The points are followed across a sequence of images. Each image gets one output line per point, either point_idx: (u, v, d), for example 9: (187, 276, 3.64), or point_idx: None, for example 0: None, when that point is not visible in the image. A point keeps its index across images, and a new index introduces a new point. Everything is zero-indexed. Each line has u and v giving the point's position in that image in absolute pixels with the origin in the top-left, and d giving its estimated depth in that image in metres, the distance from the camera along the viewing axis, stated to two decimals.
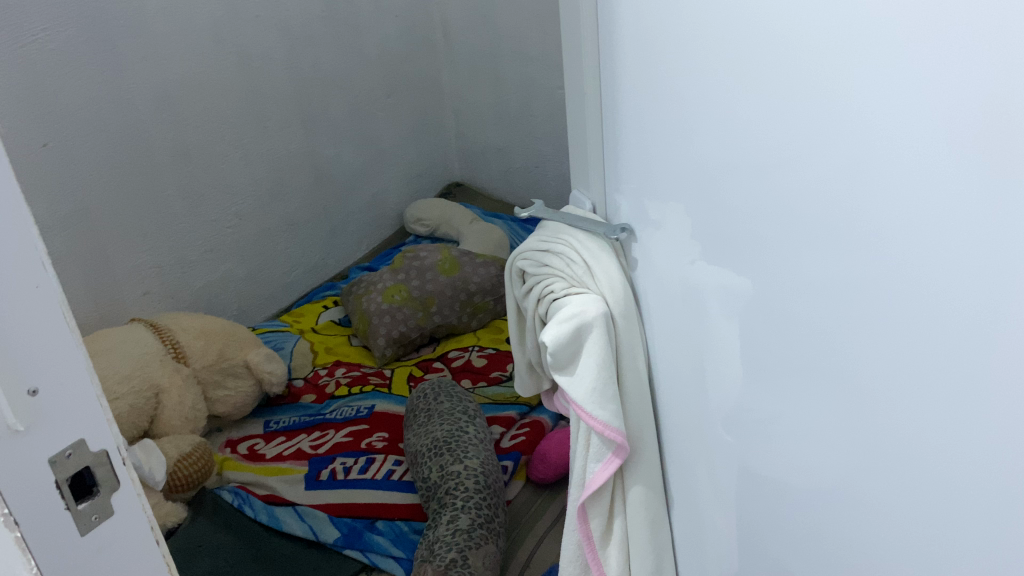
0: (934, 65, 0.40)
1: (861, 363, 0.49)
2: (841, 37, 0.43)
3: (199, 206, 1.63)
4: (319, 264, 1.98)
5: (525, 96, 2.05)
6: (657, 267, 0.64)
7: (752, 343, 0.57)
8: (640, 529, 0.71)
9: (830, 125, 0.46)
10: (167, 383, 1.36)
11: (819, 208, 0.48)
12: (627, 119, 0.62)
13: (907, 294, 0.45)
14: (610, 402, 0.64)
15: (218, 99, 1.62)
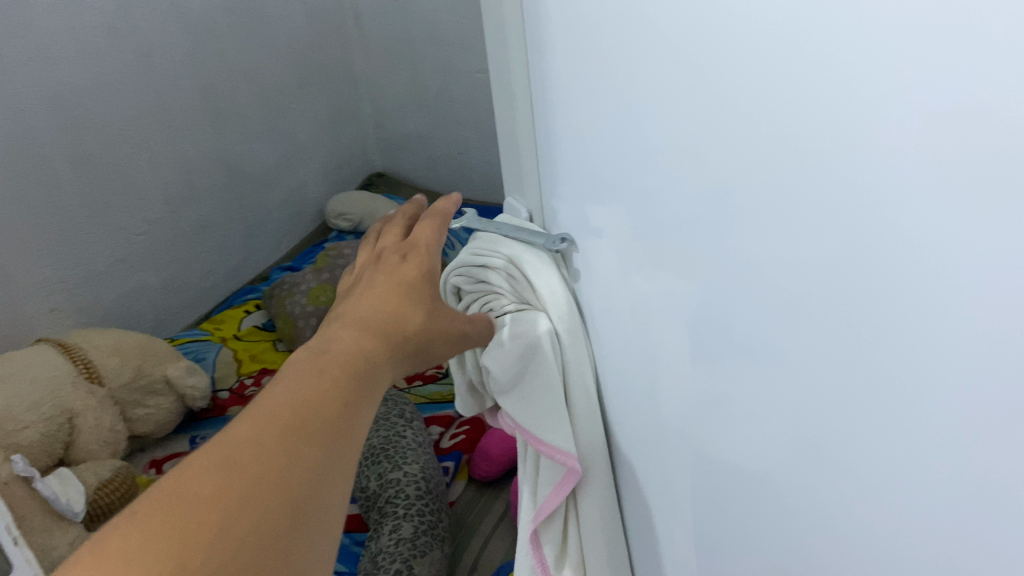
0: (912, 71, 0.33)
1: (819, 392, 0.45)
2: (795, 33, 0.37)
3: (104, 214, 1.54)
4: (239, 266, 1.90)
5: (443, 81, 2.00)
6: (597, 274, 0.60)
7: (704, 354, 0.53)
8: (596, 549, 0.68)
9: (789, 134, 0.39)
10: (83, 408, 1.27)
11: (775, 225, 0.42)
12: (556, 115, 0.58)
13: (873, 327, 0.40)
14: (561, 426, 0.62)
15: (117, 99, 1.52)
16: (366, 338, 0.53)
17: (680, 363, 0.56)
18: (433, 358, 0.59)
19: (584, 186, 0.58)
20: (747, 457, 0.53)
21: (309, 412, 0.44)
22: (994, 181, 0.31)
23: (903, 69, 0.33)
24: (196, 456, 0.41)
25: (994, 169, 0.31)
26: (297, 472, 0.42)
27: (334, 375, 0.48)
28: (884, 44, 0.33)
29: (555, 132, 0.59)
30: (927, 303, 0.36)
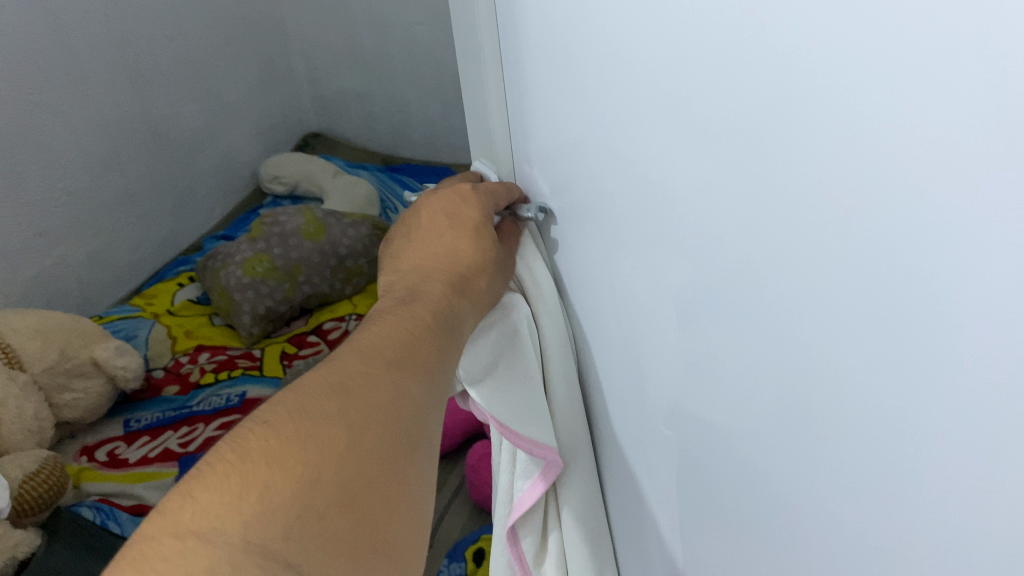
0: (906, 101, 0.27)
1: (816, 448, 0.39)
2: (775, 46, 0.32)
3: (17, 186, 1.42)
4: (170, 236, 1.81)
5: (379, 34, 1.90)
6: (587, 238, 0.54)
7: (677, 336, 0.47)
8: (575, 544, 0.65)
9: (779, 165, 0.34)
10: (3, 395, 1.18)
11: (764, 263, 0.37)
12: (534, 62, 0.51)
13: (871, 394, 0.34)
14: (537, 420, 0.58)
15: (24, 60, 1.40)
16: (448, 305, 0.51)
17: (663, 350, 0.50)
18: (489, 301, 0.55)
19: (569, 140, 0.51)
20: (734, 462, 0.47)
21: (405, 360, 0.45)
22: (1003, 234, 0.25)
23: (898, 100, 0.27)
24: (295, 397, 0.40)
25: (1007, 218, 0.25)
26: (388, 455, 0.41)
27: (425, 326, 0.48)
28: (878, 61, 0.27)
29: (537, 79, 0.52)
30: (915, 362, 0.31)
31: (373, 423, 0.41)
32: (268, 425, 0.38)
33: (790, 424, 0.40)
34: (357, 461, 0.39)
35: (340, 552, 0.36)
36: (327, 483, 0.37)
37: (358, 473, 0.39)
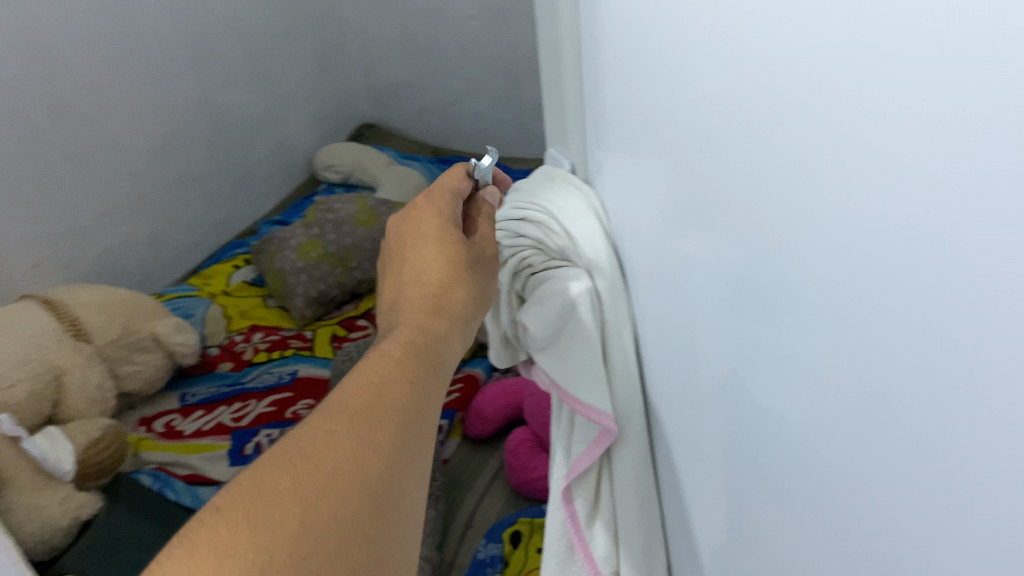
0: (982, 123, 0.29)
1: (871, 456, 0.40)
2: (847, 59, 0.33)
3: (86, 167, 1.49)
4: (227, 219, 1.87)
5: (433, 28, 1.95)
6: (639, 227, 0.56)
7: (712, 326, 0.51)
8: (631, 510, 0.63)
9: (855, 191, 0.36)
10: (69, 365, 1.25)
11: (838, 277, 0.38)
12: (600, 59, 0.55)
13: (938, 415, 0.35)
14: (597, 386, 0.58)
15: (96, 47, 1.47)
16: (431, 315, 0.53)
17: (699, 341, 0.53)
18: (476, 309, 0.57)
19: (620, 138, 0.55)
20: (759, 450, 0.51)
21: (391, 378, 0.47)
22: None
23: (974, 123, 0.29)
24: (290, 443, 0.42)
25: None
26: (375, 465, 0.43)
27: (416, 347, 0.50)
28: (960, 81, 0.29)
29: (598, 77, 0.56)
30: (964, 354, 0.33)
31: (351, 443, 0.42)
32: (247, 473, 0.39)
33: (872, 413, 0.39)
34: (344, 481, 0.41)
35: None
36: (314, 510, 0.39)
37: (344, 494, 0.41)
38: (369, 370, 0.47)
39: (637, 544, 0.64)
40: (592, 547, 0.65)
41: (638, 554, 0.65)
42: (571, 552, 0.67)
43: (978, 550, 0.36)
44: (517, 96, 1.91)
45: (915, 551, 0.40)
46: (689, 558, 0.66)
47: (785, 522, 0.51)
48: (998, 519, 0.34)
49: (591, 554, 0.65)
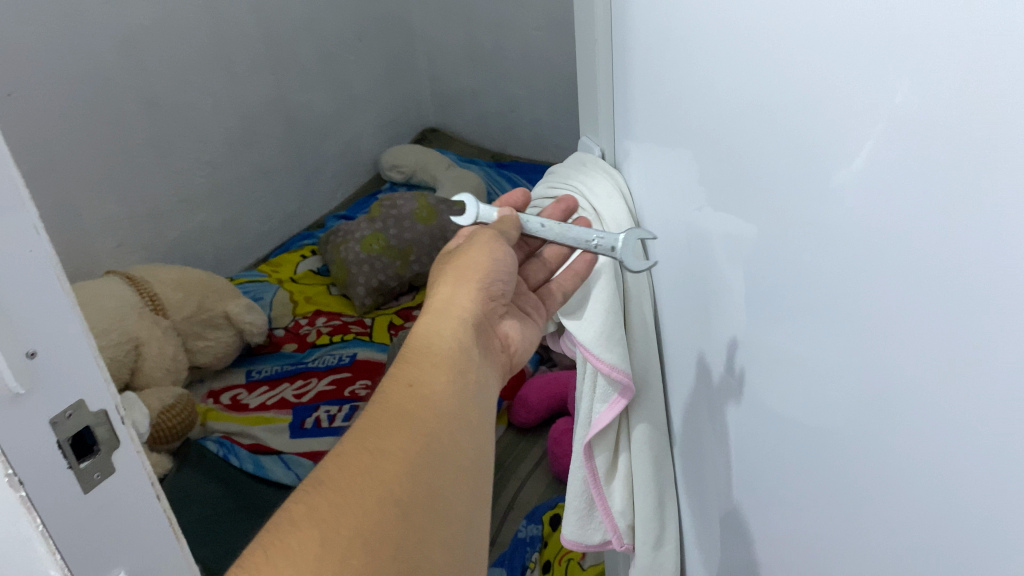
0: (971, 129, 0.35)
1: (861, 403, 0.47)
2: (851, 57, 0.40)
3: (169, 155, 1.60)
4: (295, 212, 1.97)
5: (498, 38, 2.03)
6: (662, 207, 0.62)
7: (725, 295, 0.57)
8: (644, 465, 0.71)
9: (859, 192, 0.42)
10: (147, 337, 1.34)
11: (844, 261, 0.45)
12: (628, 59, 0.62)
13: (934, 385, 0.41)
14: (617, 344, 0.63)
15: (184, 45, 1.58)
16: (443, 324, 0.57)
17: (716, 311, 0.59)
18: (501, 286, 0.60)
19: (645, 127, 0.61)
20: (765, 408, 0.57)
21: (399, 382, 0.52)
22: (955, 187, 0.36)
23: (963, 129, 0.35)
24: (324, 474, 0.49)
25: (943, 172, 0.37)
26: (389, 456, 0.47)
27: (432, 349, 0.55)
28: (947, 87, 0.35)
29: (626, 75, 0.63)
30: (936, 332, 0.40)
31: (362, 449, 0.47)
32: (279, 508, 0.44)
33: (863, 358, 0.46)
34: (361, 481, 0.45)
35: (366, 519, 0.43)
36: (332, 514, 0.43)
37: (365, 489, 0.45)
38: (376, 395, 0.51)
39: (650, 499, 0.72)
40: (610, 502, 0.72)
41: (650, 510, 0.72)
42: (589, 509, 0.74)
43: (966, 476, 0.41)
44: (575, 105, 1.98)
45: (893, 475, 0.47)
46: (700, 518, 0.72)
47: (788, 474, 0.57)
48: (979, 459, 0.40)
49: (609, 509, 0.72)
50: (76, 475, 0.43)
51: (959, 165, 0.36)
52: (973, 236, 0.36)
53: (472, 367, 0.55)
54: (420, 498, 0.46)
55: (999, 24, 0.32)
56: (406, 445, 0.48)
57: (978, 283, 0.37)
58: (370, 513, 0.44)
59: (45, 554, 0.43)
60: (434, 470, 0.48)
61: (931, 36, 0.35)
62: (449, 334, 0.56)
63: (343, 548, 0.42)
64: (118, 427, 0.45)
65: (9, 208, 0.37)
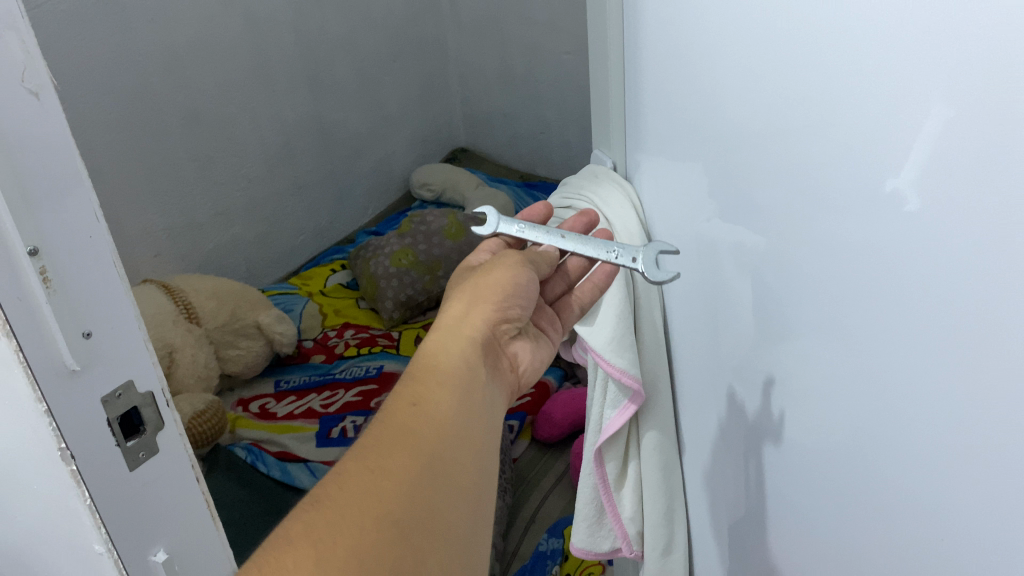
0: (1001, 135, 0.35)
1: (872, 409, 0.48)
2: (866, 66, 0.41)
3: (208, 169, 1.64)
4: (327, 227, 2.01)
5: (530, 60, 2.06)
6: (673, 219, 0.63)
7: (733, 303, 0.59)
8: (653, 473, 0.72)
9: (878, 204, 0.43)
10: (181, 344, 1.37)
11: (861, 269, 0.45)
12: (638, 73, 0.63)
13: (957, 389, 0.41)
14: (627, 350, 0.65)
15: (226, 62, 1.62)
16: (452, 341, 0.56)
17: (726, 320, 0.60)
18: (511, 304, 0.59)
19: (655, 140, 0.63)
20: (774, 415, 0.58)
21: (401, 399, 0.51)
22: (986, 192, 0.37)
23: (991, 134, 0.35)
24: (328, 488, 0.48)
25: (945, 184, 0.38)
26: (390, 472, 0.46)
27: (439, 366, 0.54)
28: (972, 92, 0.36)
29: (635, 88, 0.64)
30: (965, 337, 0.40)
31: (363, 465, 0.46)
32: (278, 526, 0.44)
33: (872, 365, 0.47)
34: (360, 498, 0.44)
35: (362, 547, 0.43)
36: (330, 530, 0.43)
37: (363, 507, 0.44)
38: (381, 411, 0.51)
39: (659, 505, 0.73)
40: (620, 509, 0.73)
41: (659, 516, 0.74)
42: (599, 516, 0.75)
43: (976, 476, 0.42)
44: None
45: (898, 476, 0.48)
46: (710, 527, 0.73)
47: (796, 480, 0.58)
48: (1002, 462, 0.40)
49: (619, 515, 0.73)
50: (122, 452, 0.45)
51: (960, 178, 0.37)
52: (972, 242, 0.38)
53: (481, 385, 0.54)
54: (420, 516, 0.45)
55: (997, 43, 0.34)
56: (408, 462, 0.47)
57: (979, 286, 0.38)
58: (369, 536, 0.43)
59: (92, 526, 0.46)
60: (436, 487, 0.47)
61: (935, 54, 0.37)
62: (457, 351, 0.55)
63: (339, 567, 0.42)
64: (164, 408, 0.47)
65: (66, 198, 0.40)
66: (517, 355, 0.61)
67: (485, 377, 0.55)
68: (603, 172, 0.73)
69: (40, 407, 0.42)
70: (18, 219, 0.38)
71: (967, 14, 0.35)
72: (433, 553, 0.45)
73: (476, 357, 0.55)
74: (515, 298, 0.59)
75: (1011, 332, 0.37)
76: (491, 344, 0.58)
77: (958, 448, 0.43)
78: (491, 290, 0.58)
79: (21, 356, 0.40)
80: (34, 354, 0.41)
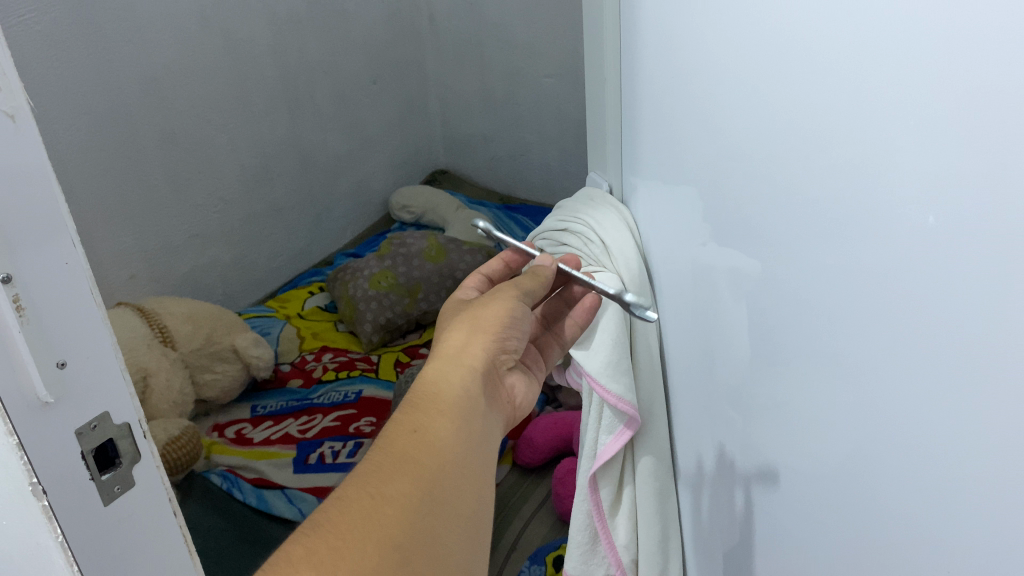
0: (996, 167, 0.34)
1: (872, 436, 0.47)
2: (863, 92, 0.40)
3: (185, 190, 1.62)
4: (305, 249, 1.99)
5: (510, 83, 2.06)
6: (670, 245, 0.63)
7: (730, 328, 0.58)
8: (648, 499, 0.70)
9: (879, 231, 0.42)
10: (155, 367, 1.34)
11: (858, 295, 0.45)
12: (634, 95, 0.63)
13: (960, 420, 0.40)
14: (623, 375, 0.64)
15: (205, 83, 1.61)
16: (453, 367, 0.54)
17: (724, 345, 0.59)
18: (509, 337, 0.58)
19: (652, 163, 0.62)
20: (771, 442, 0.57)
21: (401, 429, 0.49)
22: (984, 222, 0.36)
23: (992, 164, 0.35)
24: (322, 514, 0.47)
25: (951, 211, 0.37)
26: (392, 501, 0.45)
27: (440, 395, 0.52)
28: (965, 123, 0.35)
29: (632, 111, 0.64)
30: (968, 369, 0.39)
31: (365, 491, 0.45)
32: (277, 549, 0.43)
33: (871, 393, 0.46)
34: (362, 525, 0.44)
35: None
36: (330, 556, 0.42)
37: (365, 534, 0.43)
38: (379, 438, 0.49)
39: (654, 534, 0.71)
40: (614, 536, 0.72)
41: (654, 544, 0.72)
42: (593, 543, 0.74)
43: (983, 507, 0.41)
44: (585, 149, 2.00)
45: (896, 509, 0.47)
46: (704, 555, 0.72)
47: (795, 511, 0.57)
48: (1006, 494, 0.39)
49: (613, 543, 0.72)
50: (96, 486, 0.44)
51: (969, 207, 0.36)
52: (976, 272, 0.37)
53: (481, 414, 0.53)
54: (421, 545, 0.44)
55: (1001, 72, 0.33)
56: (409, 490, 0.46)
57: (978, 318, 0.38)
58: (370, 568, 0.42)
59: (64, 565, 0.44)
60: (438, 516, 0.46)
61: (933, 84, 0.36)
62: (458, 379, 0.54)
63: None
64: (139, 440, 0.46)
65: (43, 226, 0.39)
66: (517, 387, 0.59)
67: (485, 407, 0.54)
68: (602, 196, 0.70)
69: (11, 440, 0.40)
70: None
71: (967, 44, 0.34)
72: None
73: (478, 387, 0.54)
74: (514, 331, 0.58)
75: (1004, 363, 0.37)
76: (493, 374, 0.57)
77: (956, 484, 0.42)
78: (491, 322, 0.57)
79: None
80: (6, 387, 0.39)
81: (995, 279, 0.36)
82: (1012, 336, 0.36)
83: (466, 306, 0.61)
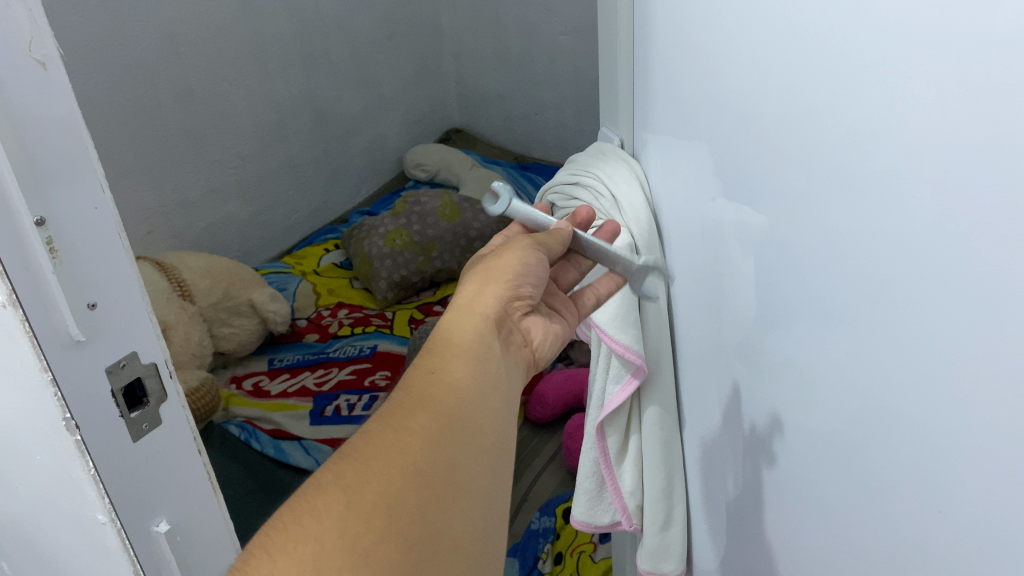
0: (1002, 124, 0.35)
1: (873, 384, 0.48)
2: (870, 47, 0.41)
3: (200, 146, 1.63)
4: (320, 207, 2.01)
5: (526, 41, 2.05)
6: (680, 200, 0.63)
7: (738, 281, 0.59)
8: (653, 448, 0.72)
9: (881, 183, 0.43)
10: (175, 321, 1.36)
11: (863, 249, 0.46)
12: (648, 51, 0.63)
13: (959, 369, 0.42)
14: (631, 326, 0.65)
15: (219, 38, 1.61)
16: (469, 317, 0.57)
17: (733, 299, 0.60)
18: (524, 286, 0.59)
19: (663, 118, 0.63)
20: (774, 394, 0.58)
21: (419, 372, 0.52)
22: (990, 178, 0.37)
23: (1001, 118, 0.35)
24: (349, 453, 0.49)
25: (952, 168, 0.38)
26: (414, 432, 0.47)
27: (456, 343, 0.54)
28: (977, 81, 0.36)
29: (645, 66, 0.64)
30: (969, 322, 0.40)
31: (388, 426, 0.47)
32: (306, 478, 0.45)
33: (875, 345, 0.47)
34: (388, 452, 0.45)
35: (393, 505, 0.43)
36: (358, 479, 0.44)
37: (391, 460, 0.45)
38: (400, 383, 0.51)
39: (658, 480, 0.73)
40: (621, 483, 0.73)
41: (658, 490, 0.74)
42: (599, 489, 0.76)
43: (976, 452, 0.42)
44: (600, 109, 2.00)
45: (894, 457, 0.48)
46: (709, 503, 0.74)
47: (798, 464, 0.58)
48: (1001, 437, 0.40)
49: (619, 490, 0.73)
50: (126, 423, 0.46)
51: (970, 167, 0.38)
52: (977, 226, 0.38)
53: (495, 358, 0.55)
54: (442, 471, 0.46)
55: (1009, 30, 0.34)
56: (429, 424, 0.48)
57: (976, 271, 0.39)
58: (396, 492, 0.44)
59: (95, 496, 0.46)
60: (459, 447, 0.48)
61: (943, 46, 0.37)
62: (471, 328, 0.56)
63: (367, 512, 0.42)
64: (165, 380, 0.48)
65: (75, 176, 0.41)
66: (533, 330, 0.61)
67: (500, 352, 0.56)
68: (616, 149, 0.71)
69: (45, 376, 0.42)
70: (27, 194, 0.38)
71: (976, 3, 0.35)
72: (459, 506, 0.47)
73: (490, 332, 0.56)
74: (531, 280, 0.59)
75: (1001, 312, 0.38)
76: (506, 320, 0.59)
77: (949, 430, 0.43)
78: (504, 275, 0.59)
79: (27, 326, 0.41)
80: (39, 325, 0.41)
81: (995, 234, 0.37)
82: (1010, 287, 0.37)
83: (481, 259, 0.62)
